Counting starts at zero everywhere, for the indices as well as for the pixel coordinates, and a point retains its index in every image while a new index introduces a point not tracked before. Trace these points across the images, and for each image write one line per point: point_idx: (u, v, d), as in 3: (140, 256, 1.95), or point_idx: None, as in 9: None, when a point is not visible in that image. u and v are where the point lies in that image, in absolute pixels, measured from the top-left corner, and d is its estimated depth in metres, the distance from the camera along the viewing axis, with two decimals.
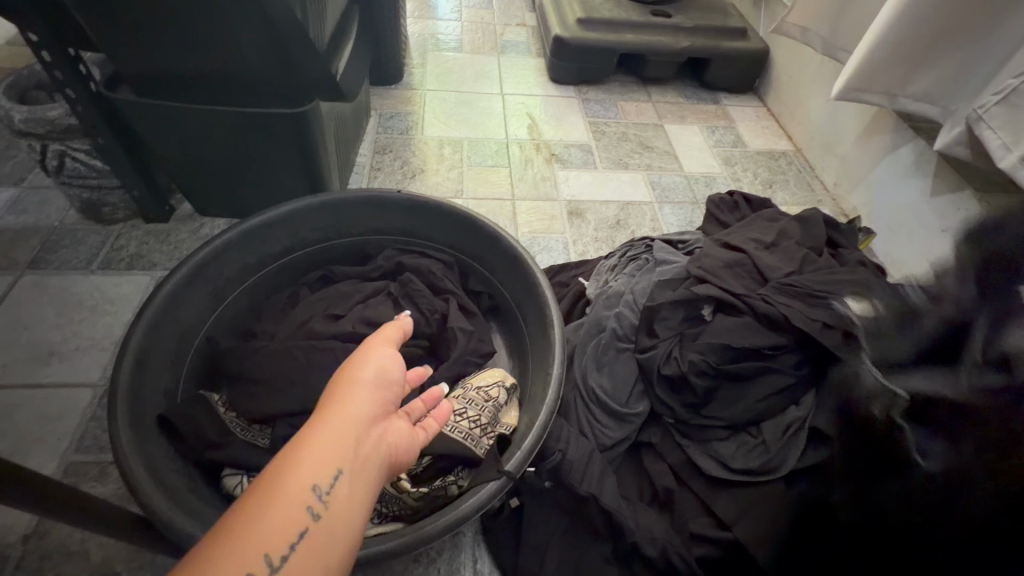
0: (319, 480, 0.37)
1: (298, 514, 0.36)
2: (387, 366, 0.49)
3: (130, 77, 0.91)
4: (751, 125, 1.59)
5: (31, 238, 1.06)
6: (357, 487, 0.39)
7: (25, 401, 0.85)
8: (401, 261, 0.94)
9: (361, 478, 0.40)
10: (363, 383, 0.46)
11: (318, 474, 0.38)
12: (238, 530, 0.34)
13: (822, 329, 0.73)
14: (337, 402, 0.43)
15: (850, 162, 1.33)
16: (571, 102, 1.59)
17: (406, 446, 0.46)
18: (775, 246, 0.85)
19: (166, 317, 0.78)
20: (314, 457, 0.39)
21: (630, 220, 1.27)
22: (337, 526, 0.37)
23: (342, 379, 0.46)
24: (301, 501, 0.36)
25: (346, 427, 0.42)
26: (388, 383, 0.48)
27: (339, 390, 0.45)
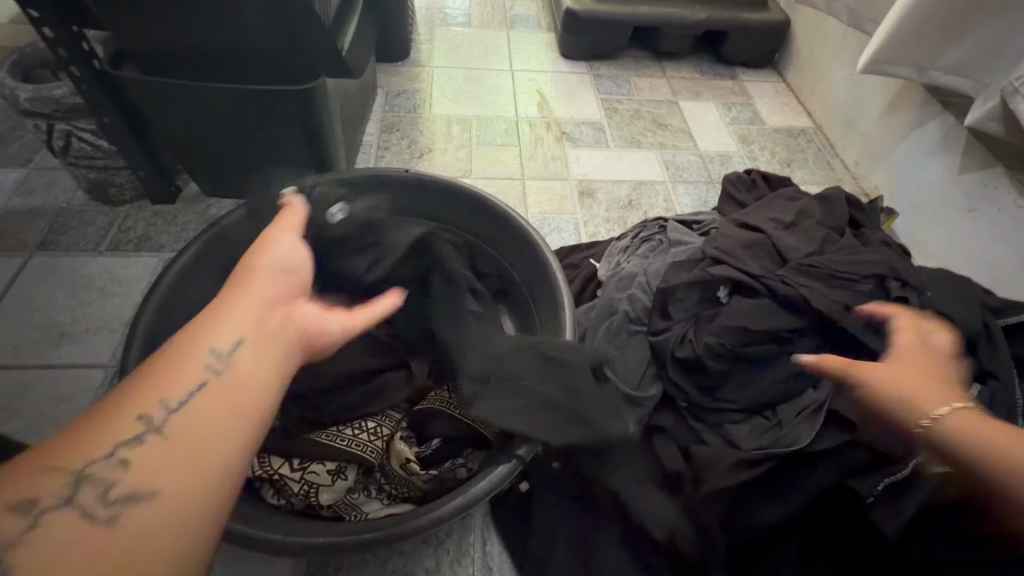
0: (217, 343, 0.43)
1: (196, 371, 0.41)
2: (275, 260, 0.55)
3: (133, 54, 0.89)
4: (769, 101, 1.54)
5: (40, 219, 1.06)
6: (258, 354, 0.45)
7: (39, 381, 0.86)
8: None
9: (262, 342, 0.46)
10: (262, 272, 0.53)
11: (213, 342, 0.43)
12: (134, 392, 0.39)
13: (844, 312, 0.71)
14: (237, 291, 0.50)
15: (874, 140, 1.28)
16: (583, 79, 1.54)
17: (304, 329, 0.52)
18: (795, 226, 0.82)
19: (175, 298, 0.77)
20: (214, 330, 0.44)
21: (643, 200, 1.23)
22: (243, 383, 0.42)
23: (240, 272, 0.52)
24: (199, 363, 0.41)
25: (241, 306, 0.47)
26: (286, 273, 0.54)
27: (233, 280, 0.51)
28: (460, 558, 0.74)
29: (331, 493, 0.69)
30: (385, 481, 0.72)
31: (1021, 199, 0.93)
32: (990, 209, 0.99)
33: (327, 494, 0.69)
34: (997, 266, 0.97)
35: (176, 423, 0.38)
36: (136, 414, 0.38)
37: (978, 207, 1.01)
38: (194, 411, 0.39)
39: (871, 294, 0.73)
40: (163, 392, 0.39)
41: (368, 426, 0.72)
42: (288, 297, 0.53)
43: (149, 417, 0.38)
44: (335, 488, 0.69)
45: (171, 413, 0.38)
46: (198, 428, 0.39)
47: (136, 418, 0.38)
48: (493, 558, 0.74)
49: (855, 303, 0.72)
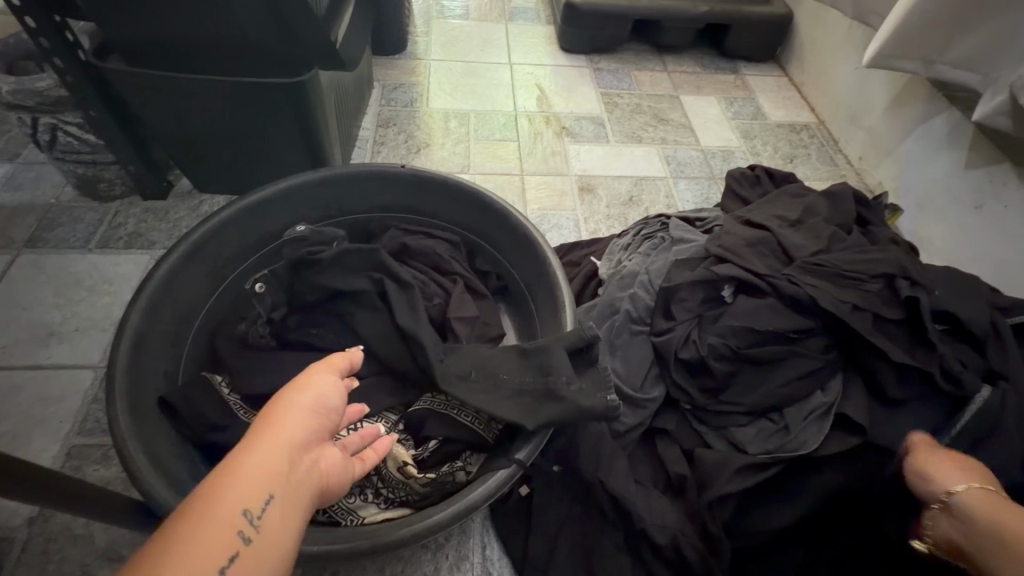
0: (247, 506, 0.33)
1: (227, 540, 0.31)
2: (326, 394, 0.43)
3: (119, 45, 0.86)
4: (771, 95, 1.52)
5: (27, 216, 1.03)
6: (289, 512, 0.35)
7: (27, 382, 0.84)
8: (406, 240, 0.90)
9: (292, 502, 0.36)
10: (304, 403, 0.41)
11: (248, 498, 0.33)
12: (152, 563, 0.29)
13: (852, 311, 0.69)
14: (273, 420, 0.39)
15: (878, 135, 1.26)
16: (583, 72, 1.52)
17: (340, 473, 0.42)
18: (800, 223, 0.80)
19: (164, 298, 0.75)
20: (247, 478, 0.34)
21: (644, 196, 1.22)
22: (270, 554, 0.33)
23: (278, 396, 0.41)
24: (229, 525, 0.32)
25: (278, 447, 0.37)
26: (331, 404, 0.43)
27: (266, 414, 0.39)
28: (459, 563, 0.72)
29: None
30: (381, 484, 0.69)
31: None
32: (996, 205, 0.97)
33: None
34: (1004, 263, 0.96)
35: None
36: None
37: (985, 203, 0.99)
38: None
39: (878, 293, 0.71)
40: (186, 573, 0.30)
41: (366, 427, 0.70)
42: (327, 439, 0.42)
43: None
44: None
45: None
46: None
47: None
48: (493, 563, 0.72)
49: (862, 302, 0.70)
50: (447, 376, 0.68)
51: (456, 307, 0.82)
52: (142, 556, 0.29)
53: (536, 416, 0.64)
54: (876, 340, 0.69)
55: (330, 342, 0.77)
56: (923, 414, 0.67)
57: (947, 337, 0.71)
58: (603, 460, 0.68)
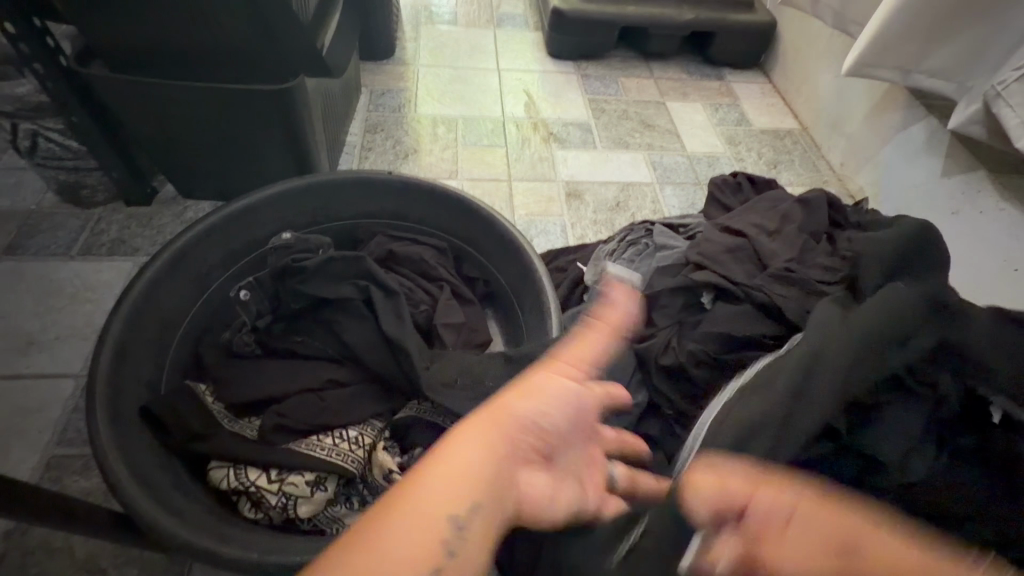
0: (458, 510, 0.36)
1: (434, 536, 0.35)
2: (547, 408, 0.45)
3: (101, 51, 0.86)
4: (756, 102, 1.54)
5: (7, 223, 1.02)
6: (489, 525, 0.37)
7: (4, 393, 0.82)
8: (392, 247, 0.90)
9: (494, 512, 0.38)
10: (522, 415, 0.43)
11: (455, 503, 0.36)
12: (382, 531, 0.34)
13: None
14: (491, 424, 0.42)
15: (858, 142, 1.28)
16: (570, 78, 1.53)
17: (537, 495, 0.43)
18: (779, 231, 0.81)
19: (146, 306, 0.74)
20: (454, 480, 0.38)
21: (630, 202, 1.23)
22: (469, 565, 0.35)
23: (501, 398, 0.44)
24: (440, 523, 0.35)
25: (474, 453, 0.40)
26: (544, 419, 0.44)
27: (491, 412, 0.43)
28: None
29: (309, 505, 0.66)
30: (368, 492, 0.70)
31: (1003, 203, 0.94)
32: (972, 212, 0.99)
33: (305, 506, 0.66)
34: (978, 268, 0.98)
35: None
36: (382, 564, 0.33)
37: (961, 209, 1.01)
38: None
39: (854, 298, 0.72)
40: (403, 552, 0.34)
41: (350, 434, 0.69)
42: (534, 461, 0.43)
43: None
44: (314, 501, 0.66)
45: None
46: None
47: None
48: None
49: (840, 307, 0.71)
50: (432, 383, 0.69)
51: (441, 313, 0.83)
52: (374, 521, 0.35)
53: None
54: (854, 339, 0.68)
55: (314, 350, 0.77)
56: None
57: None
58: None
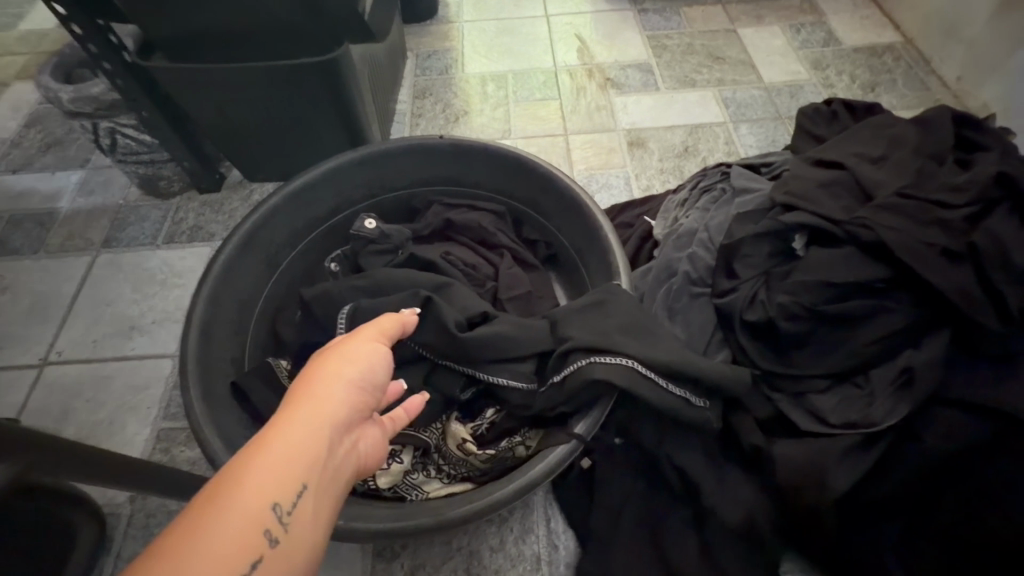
0: (281, 498, 0.34)
1: (253, 537, 0.32)
2: (375, 364, 0.45)
3: (159, 42, 0.88)
4: (847, 16, 1.34)
5: (102, 218, 1.10)
6: (320, 504, 0.37)
7: (116, 372, 0.91)
8: (449, 215, 0.87)
9: (325, 487, 0.37)
10: (344, 377, 0.42)
11: (281, 491, 0.34)
12: (182, 545, 0.30)
13: (942, 256, 0.58)
14: (303, 396, 0.40)
15: (982, 49, 1.08)
16: (626, 15, 1.40)
17: (376, 453, 0.44)
18: (886, 158, 0.68)
19: (224, 287, 0.77)
20: (256, 476, 0.34)
21: (700, 145, 1.12)
22: (294, 550, 0.34)
23: (322, 365, 0.43)
24: (258, 521, 0.33)
25: (294, 436, 0.37)
26: (375, 378, 0.44)
27: (313, 385, 0.40)
28: (524, 536, 0.72)
29: (388, 477, 0.66)
30: (444, 461, 0.68)
31: None
32: None
33: (384, 478, 0.66)
34: None
35: None
36: None
37: None
38: None
39: (999, 226, 0.59)
40: None
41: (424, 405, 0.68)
42: (367, 418, 0.44)
43: None
44: (391, 472, 0.66)
45: None
46: None
47: None
48: (558, 535, 0.72)
49: (982, 241, 0.57)
50: (500, 341, 0.66)
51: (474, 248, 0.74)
52: (155, 552, 0.30)
53: (583, 371, 0.60)
54: (997, 273, 0.56)
55: None
56: None
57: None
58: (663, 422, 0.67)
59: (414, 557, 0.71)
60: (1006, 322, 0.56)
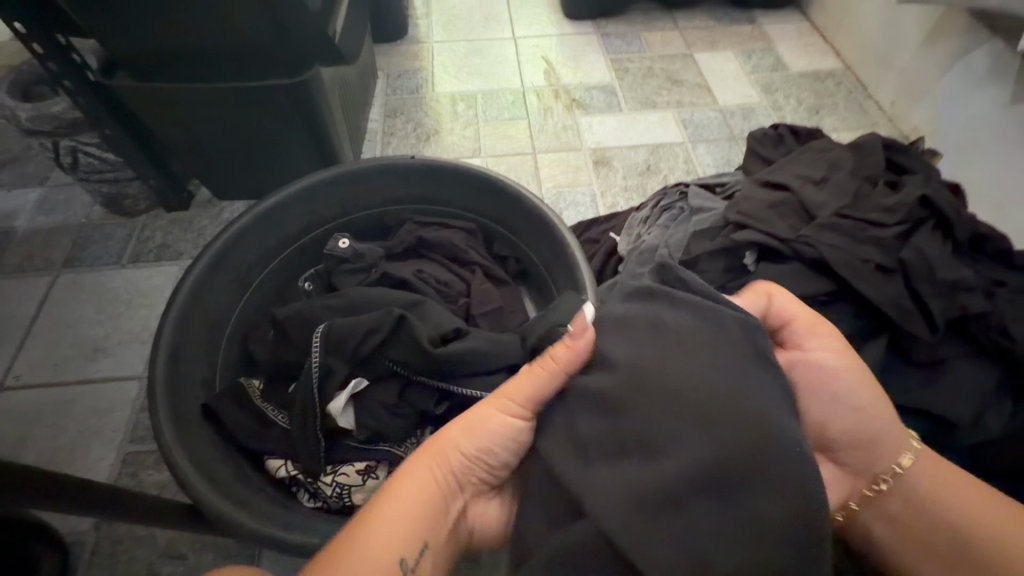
0: (408, 551, 0.47)
1: (385, 573, 0.46)
2: (496, 444, 0.54)
3: (124, 62, 0.87)
4: (793, 44, 1.43)
5: (63, 237, 1.08)
6: (437, 553, 0.49)
7: (79, 396, 0.88)
8: (422, 234, 0.89)
9: (440, 542, 0.50)
10: (465, 452, 0.53)
11: (409, 546, 0.47)
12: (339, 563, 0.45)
13: (875, 271, 0.64)
14: (433, 462, 0.53)
15: (912, 76, 1.17)
16: (590, 39, 1.46)
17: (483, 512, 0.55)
18: (826, 180, 0.74)
19: (194, 307, 0.77)
20: (394, 527, 0.48)
21: (661, 163, 1.18)
22: None
23: (454, 436, 0.54)
24: (390, 563, 0.46)
25: (420, 499, 0.50)
26: (491, 455, 0.54)
27: (440, 455, 0.53)
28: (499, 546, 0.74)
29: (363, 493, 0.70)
30: None
31: None
32: None
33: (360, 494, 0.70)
34: None
35: None
36: None
37: None
38: None
39: (923, 243, 0.65)
40: None
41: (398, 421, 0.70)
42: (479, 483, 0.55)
43: None
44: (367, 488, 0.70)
45: None
46: None
47: None
48: None
49: (909, 257, 0.63)
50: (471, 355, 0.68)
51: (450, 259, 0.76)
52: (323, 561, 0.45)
53: None
54: (923, 286, 0.62)
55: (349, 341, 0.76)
56: (972, 372, 0.61)
57: (1012, 295, 0.64)
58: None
59: None
60: (933, 331, 0.61)
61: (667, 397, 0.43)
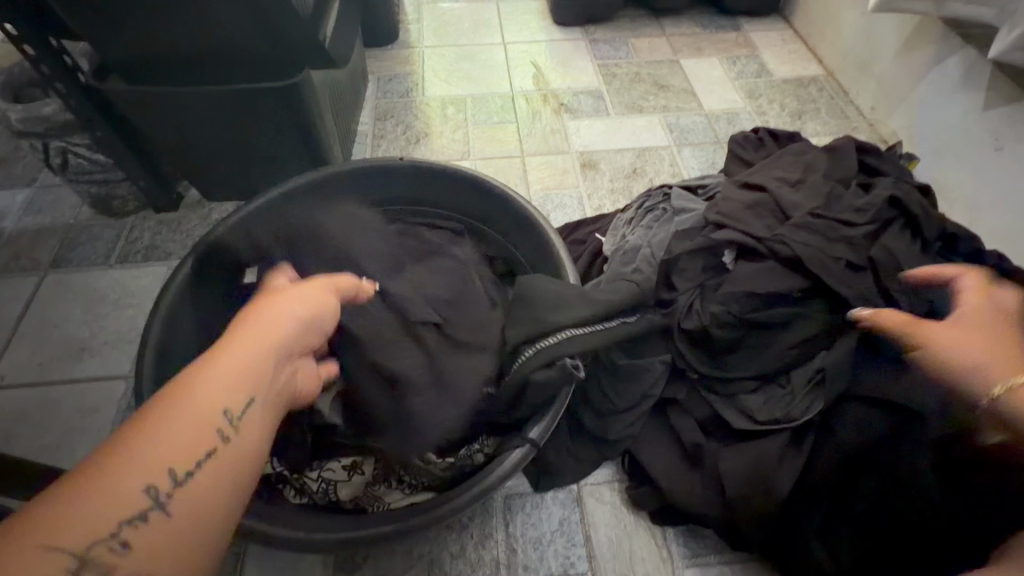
0: (229, 406, 0.40)
1: (208, 432, 0.38)
2: (315, 316, 0.51)
3: (115, 64, 0.88)
4: (776, 51, 1.47)
5: (51, 237, 1.08)
6: (265, 416, 0.42)
7: (65, 395, 0.88)
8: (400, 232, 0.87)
9: (267, 410, 0.43)
10: (292, 314, 0.49)
11: (230, 399, 0.40)
12: (142, 437, 0.36)
13: (846, 269, 0.67)
14: (250, 324, 0.46)
15: (889, 83, 1.21)
16: (578, 45, 1.49)
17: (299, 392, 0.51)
18: (803, 181, 0.76)
19: (183, 305, 0.78)
20: (212, 384, 0.40)
21: (647, 167, 1.20)
22: (245, 448, 0.40)
23: (264, 304, 0.49)
24: (214, 422, 0.39)
25: (242, 355, 0.43)
26: (312, 324, 0.51)
27: (263, 316, 0.47)
28: (484, 542, 0.74)
29: (349, 488, 0.71)
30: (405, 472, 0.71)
31: None
32: (1017, 146, 0.92)
33: (345, 490, 0.70)
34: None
35: (181, 497, 0.36)
36: (140, 476, 0.35)
37: (1005, 144, 0.95)
38: (198, 489, 0.37)
39: (894, 243, 0.67)
40: (163, 460, 0.36)
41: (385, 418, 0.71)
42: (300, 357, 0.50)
43: (157, 488, 0.35)
44: (353, 484, 0.71)
45: (171, 493, 0.36)
46: (200, 499, 0.37)
47: (122, 505, 0.34)
48: (517, 539, 0.74)
49: (878, 256, 0.66)
50: None
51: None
52: (115, 445, 0.36)
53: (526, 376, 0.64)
54: (891, 283, 0.65)
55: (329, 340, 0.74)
56: None
57: None
58: (605, 419, 0.73)
59: (375, 568, 0.72)
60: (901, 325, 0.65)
61: (452, 373, 0.71)
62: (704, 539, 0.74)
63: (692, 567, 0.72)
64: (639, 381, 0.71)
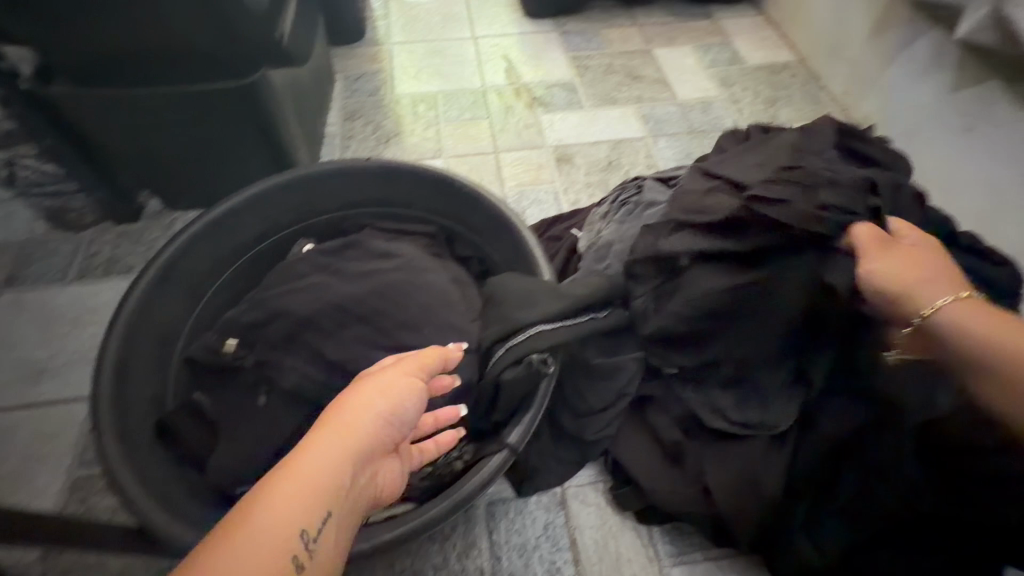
0: (306, 525, 0.38)
1: (283, 561, 0.36)
2: (403, 405, 0.47)
3: (59, 67, 0.83)
4: (748, 38, 1.46)
5: (3, 255, 1.03)
6: (340, 529, 0.41)
7: (23, 420, 0.84)
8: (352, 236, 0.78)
9: (345, 522, 0.41)
10: (374, 406, 0.46)
11: (307, 519, 0.38)
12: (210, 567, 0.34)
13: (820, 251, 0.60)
14: (331, 423, 0.44)
15: (860, 67, 1.21)
16: (550, 37, 1.46)
17: (385, 488, 0.48)
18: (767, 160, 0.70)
19: (142, 321, 0.74)
20: (288, 501, 0.38)
21: (622, 159, 1.18)
22: (320, 570, 0.38)
23: (349, 396, 0.46)
24: (289, 546, 0.37)
25: (321, 467, 0.41)
26: (398, 416, 0.47)
27: (343, 415, 0.44)
28: (467, 551, 0.72)
29: None
30: None
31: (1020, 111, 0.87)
32: (987, 126, 0.93)
33: None
34: (997, 186, 0.92)
35: None
36: None
37: (975, 124, 0.95)
38: None
39: None
40: None
41: None
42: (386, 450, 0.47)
43: None
44: None
45: None
46: None
47: None
48: (500, 546, 0.72)
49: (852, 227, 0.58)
50: None
51: (405, 264, 0.75)
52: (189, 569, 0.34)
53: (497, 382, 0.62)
54: None
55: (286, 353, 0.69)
56: None
57: None
58: (585, 419, 0.71)
59: None
60: None
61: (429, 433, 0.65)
62: (689, 536, 0.74)
63: (678, 565, 0.72)
64: (614, 379, 0.70)
